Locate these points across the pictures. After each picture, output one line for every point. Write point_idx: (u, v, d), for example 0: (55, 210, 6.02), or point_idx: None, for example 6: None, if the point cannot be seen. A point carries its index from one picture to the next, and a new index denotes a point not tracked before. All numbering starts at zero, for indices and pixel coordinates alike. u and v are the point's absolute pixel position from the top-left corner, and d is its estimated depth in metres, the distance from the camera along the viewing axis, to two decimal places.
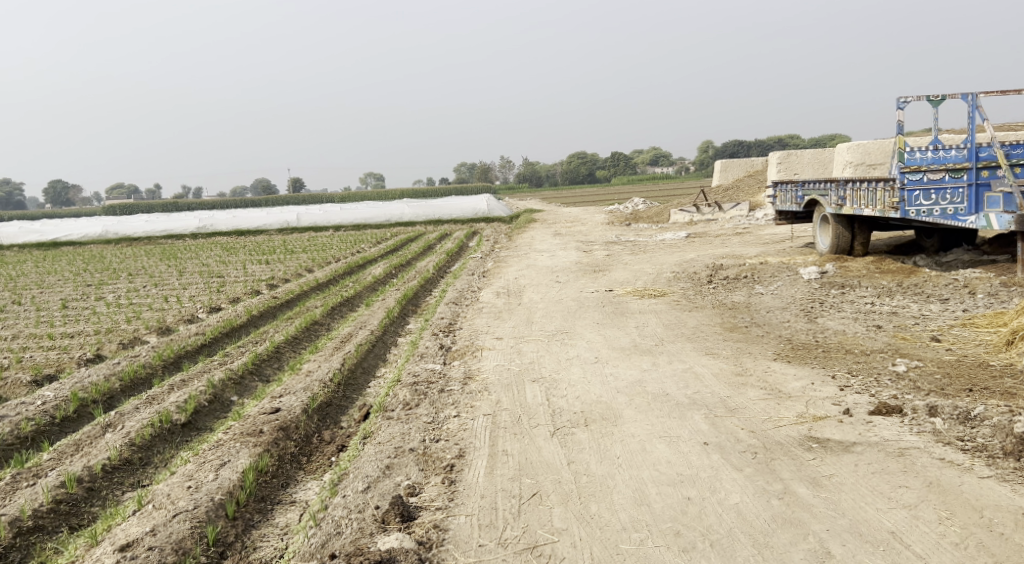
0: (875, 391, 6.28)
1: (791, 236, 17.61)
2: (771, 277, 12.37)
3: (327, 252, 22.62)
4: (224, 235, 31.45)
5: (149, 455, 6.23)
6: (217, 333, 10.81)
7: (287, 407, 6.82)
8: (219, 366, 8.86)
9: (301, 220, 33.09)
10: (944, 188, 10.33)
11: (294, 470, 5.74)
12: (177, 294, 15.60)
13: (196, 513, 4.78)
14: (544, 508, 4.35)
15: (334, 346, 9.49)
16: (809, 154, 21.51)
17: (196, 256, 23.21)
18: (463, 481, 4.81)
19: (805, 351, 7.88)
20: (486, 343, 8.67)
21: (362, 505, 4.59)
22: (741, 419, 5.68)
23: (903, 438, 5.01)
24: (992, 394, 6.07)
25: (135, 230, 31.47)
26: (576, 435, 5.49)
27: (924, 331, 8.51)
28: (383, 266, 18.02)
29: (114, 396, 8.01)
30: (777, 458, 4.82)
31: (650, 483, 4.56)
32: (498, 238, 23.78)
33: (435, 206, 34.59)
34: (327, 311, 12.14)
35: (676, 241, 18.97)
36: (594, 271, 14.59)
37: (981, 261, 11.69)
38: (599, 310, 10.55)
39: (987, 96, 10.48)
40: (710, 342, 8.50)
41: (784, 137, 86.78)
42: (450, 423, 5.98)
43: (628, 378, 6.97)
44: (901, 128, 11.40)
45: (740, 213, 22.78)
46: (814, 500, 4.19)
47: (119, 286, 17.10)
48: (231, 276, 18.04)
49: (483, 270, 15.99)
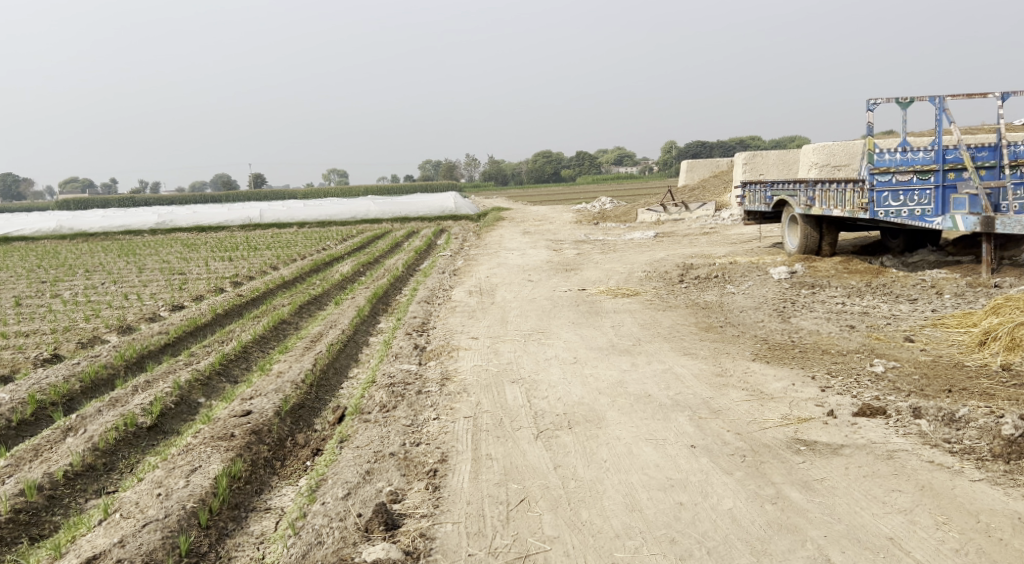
0: (856, 392, 6.26)
1: (759, 236, 17.73)
2: (742, 277, 12.39)
3: (291, 249, 22.29)
4: (185, 232, 30.85)
5: (114, 460, 5.97)
6: (181, 332, 10.50)
7: (258, 409, 6.60)
8: (184, 367, 8.58)
9: (264, 217, 32.59)
10: (911, 190, 10.39)
11: (269, 476, 5.54)
12: (137, 291, 15.19)
13: (168, 522, 4.57)
14: (533, 515, 4.23)
15: (305, 346, 9.27)
16: (774, 155, 21.69)
17: (156, 253, 22.68)
18: (447, 487, 4.66)
19: (783, 351, 7.86)
20: (462, 344, 8.53)
21: (344, 513, 4.42)
22: (726, 421, 5.61)
23: (890, 440, 4.98)
24: (972, 394, 6.08)
25: (91, 225, 30.72)
26: (561, 437, 5.38)
27: (897, 331, 8.55)
28: (351, 263, 17.76)
29: (74, 399, 7.70)
30: (766, 461, 4.76)
31: (640, 488, 4.46)
32: (466, 236, 23.66)
33: (400, 203, 34.29)
34: (295, 310, 11.88)
35: (645, 240, 19.01)
36: (566, 270, 14.52)
37: (947, 262, 11.84)
38: (574, 310, 10.45)
39: (955, 98, 10.60)
40: (687, 342, 8.45)
41: (747, 137, 87.79)
42: (430, 426, 5.84)
43: (608, 379, 6.88)
44: (870, 129, 11.49)
45: (707, 213, 22.91)
46: (808, 504, 4.13)
47: (75, 283, 16.61)
48: (193, 273, 17.63)
49: (453, 268, 15.82)
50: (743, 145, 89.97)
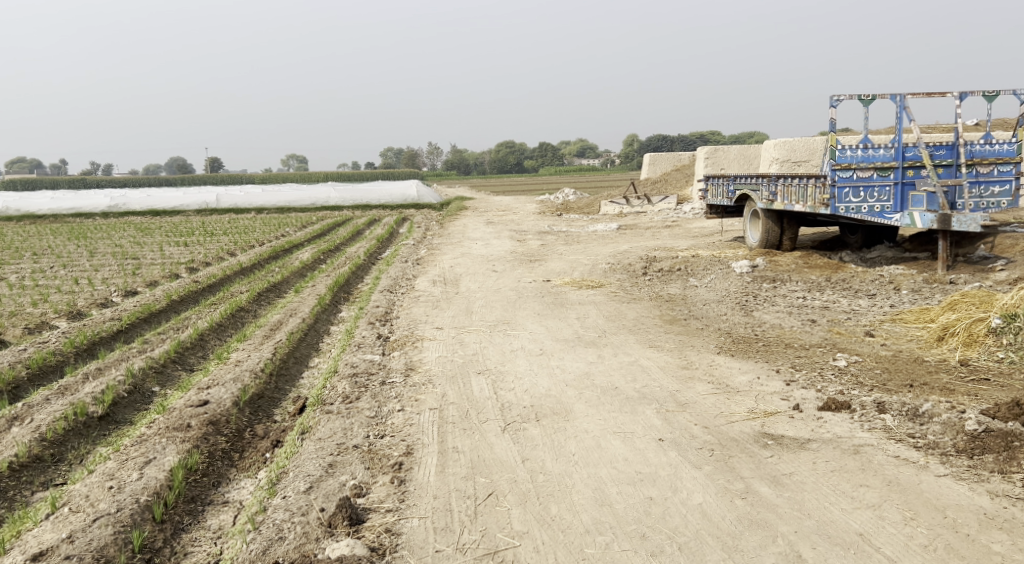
0: (820, 386, 6.29)
1: (721, 229, 17.86)
2: (704, 270, 12.45)
3: (249, 236, 21.89)
4: (139, 216, 30.14)
5: (62, 451, 5.74)
6: (135, 319, 10.20)
7: (215, 399, 6.41)
8: (137, 354, 8.31)
9: (220, 202, 31.94)
10: (872, 186, 10.49)
11: (226, 468, 5.37)
12: (88, 276, 14.76)
13: (120, 517, 4.39)
14: (501, 510, 4.15)
15: (263, 335, 9.05)
16: (736, 150, 21.87)
17: (108, 237, 22.08)
18: (414, 480, 4.56)
19: (746, 344, 7.89)
20: (426, 334, 8.42)
21: (306, 507, 4.30)
22: (693, 414, 5.59)
23: (856, 434, 5.00)
24: (932, 389, 6.14)
25: (39, 207, 29.84)
26: (528, 430, 5.31)
27: (857, 326, 8.63)
28: (311, 251, 17.49)
29: (20, 387, 7.42)
30: (735, 455, 4.74)
31: (609, 482, 4.41)
32: (428, 225, 23.49)
33: (361, 191, 33.91)
34: (253, 297, 11.62)
35: (608, 232, 19.04)
36: (530, 260, 14.45)
37: (904, 259, 12.02)
38: (539, 301, 10.39)
39: (916, 96, 10.74)
40: (652, 334, 8.44)
41: (708, 133, 88.68)
42: (394, 417, 5.72)
43: (575, 371, 6.83)
44: (833, 125, 11.59)
45: (669, 206, 23.03)
46: (778, 499, 4.12)
47: (22, 266, 16.07)
48: (147, 258, 17.19)
49: (415, 257, 15.65)
50: (703, 140, 90.88)
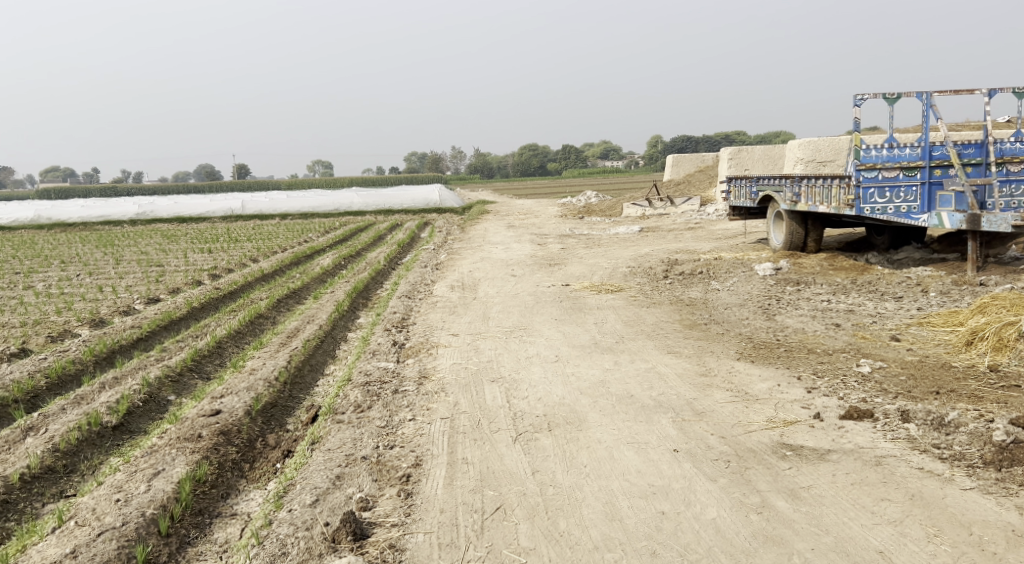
0: (843, 394, 6.11)
1: (744, 232, 17.62)
2: (726, 273, 12.25)
3: (272, 241, 22.01)
4: (166, 222, 30.46)
5: (74, 462, 5.73)
6: (155, 326, 10.24)
7: (228, 409, 6.37)
8: (155, 363, 8.32)
9: (245, 208, 32.19)
10: (898, 186, 10.24)
11: (236, 479, 5.32)
12: (113, 283, 14.89)
13: (125, 531, 4.35)
14: (508, 525, 4.06)
15: (280, 342, 9.02)
16: (760, 150, 21.58)
17: (134, 244, 22.33)
18: (420, 494, 4.48)
19: (767, 350, 7.71)
20: (442, 340, 8.35)
21: (311, 522, 4.25)
22: (710, 424, 5.45)
23: (878, 445, 4.83)
24: (960, 397, 5.94)
25: (69, 214, 30.28)
26: (540, 440, 5.21)
27: (882, 330, 8.41)
28: (332, 256, 17.52)
29: (38, 396, 7.45)
30: (751, 467, 4.59)
31: (620, 496, 4.29)
32: (450, 229, 23.47)
33: (384, 195, 34.01)
34: (273, 304, 11.64)
35: (630, 235, 18.87)
36: (550, 265, 14.34)
37: (932, 260, 11.73)
38: (557, 306, 10.28)
39: (942, 94, 10.49)
40: (671, 340, 8.29)
41: (733, 133, 88.00)
42: (405, 427, 5.64)
43: (590, 379, 6.70)
44: (857, 125, 11.36)
45: (692, 207, 22.80)
46: (794, 515, 3.97)
47: (50, 274, 16.27)
48: (171, 265, 17.33)
49: (435, 262, 15.60)
50: (728, 141, 90.15)
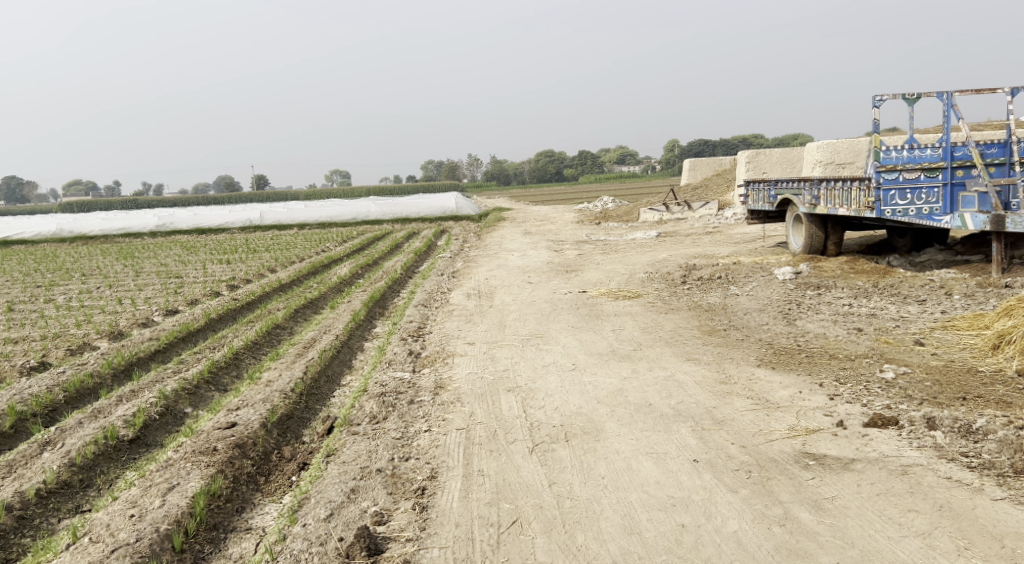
0: (866, 400, 5.98)
1: (763, 235, 17.45)
2: (745, 278, 12.12)
3: (290, 251, 22.11)
4: (185, 234, 30.68)
5: (91, 476, 5.72)
6: (172, 338, 10.26)
7: (244, 421, 6.34)
8: (171, 375, 8.33)
9: (263, 219, 32.35)
10: (919, 188, 10.11)
11: (251, 493, 5.29)
12: (132, 295, 14.99)
13: (138, 547, 4.33)
14: (524, 539, 4.00)
15: (296, 353, 9.01)
16: (778, 153, 21.39)
17: (154, 256, 22.50)
18: (436, 507, 4.42)
19: (788, 356, 7.59)
20: (458, 350, 8.30)
21: (324, 536, 4.21)
22: (730, 432, 5.35)
23: (904, 453, 4.70)
24: (987, 403, 5.79)
25: (90, 228, 30.61)
26: (557, 451, 5.13)
27: (906, 334, 8.25)
28: (349, 265, 17.55)
29: (56, 410, 7.47)
30: (774, 477, 4.49)
31: (639, 508, 4.21)
32: (466, 237, 23.47)
33: (400, 203, 34.10)
34: (290, 314, 11.64)
35: (647, 240, 18.74)
36: (566, 271, 14.27)
37: (955, 262, 11.54)
38: (574, 313, 10.20)
39: (963, 94, 10.33)
40: (690, 346, 8.19)
41: (750, 135, 87.55)
42: (420, 438, 5.59)
43: (608, 387, 6.62)
44: (876, 126, 11.22)
45: (709, 211, 22.63)
46: (818, 527, 3.87)
47: (70, 287, 16.42)
48: (189, 277, 17.43)
49: (452, 270, 15.57)
50: (746, 144, 89.72)
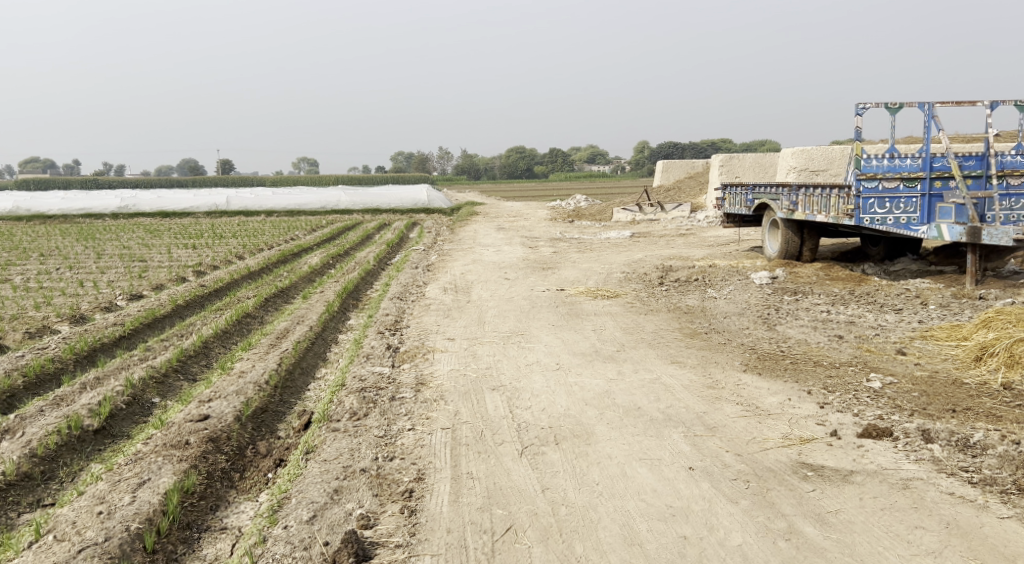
0: (857, 410, 5.91)
1: (737, 239, 17.47)
2: (722, 281, 12.07)
3: (258, 238, 21.66)
4: (149, 217, 29.96)
5: (53, 469, 5.42)
6: (138, 324, 9.89)
7: (216, 414, 6.07)
8: (138, 362, 7.99)
9: (230, 204, 31.66)
10: (898, 197, 10.06)
11: (225, 489, 5.04)
12: (94, 278, 14.50)
13: (107, 547, 4.08)
14: (521, 548, 3.85)
15: (269, 343, 8.72)
16: (751, 158, 21.45)
17: (117, 238, 21.92)
18: (425, 511, 4.23)
19: (773, 361, 7.51)
20: (437, 345, 8.10)
21: (308, 541, 4.01)
22: (723, 439, 5.23)
23: (903, 466, 4.63)
24: (977, 416, 5.75)
25: (49, 207, 29.76)
26: (548, 455, 4.96)
27: (887, 343, 8.22)
28: (321, 255, 17.20)
29: (15, 396, 7.13)
30: (773, 488, 4.37)
31: (638, 517, 4.08)
32: (438, 230, 23.19)
33: (371, 194, 33.66)
34: (261, 303, 11.32)
35: (621, 240, 18.68)
36: (542, 268, 14.13)
37: (930, 272, 11.61)
38: (554, 311, 10.05)
39: (945, 105, 10.35)
40: (673, 348, 8.08)
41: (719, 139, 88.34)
42: (404, 437, 5.38)
43: (594, 389, 6.45)
44: (857, 134, 11.22)
45: (682, 214, 22.64)
46: (825, 542, 3.81)
47: (28, 267, 15.86)
48: (154, 261, 16.95)
49: (426, 263, 15.29)
50: (715, 148, 90.43)
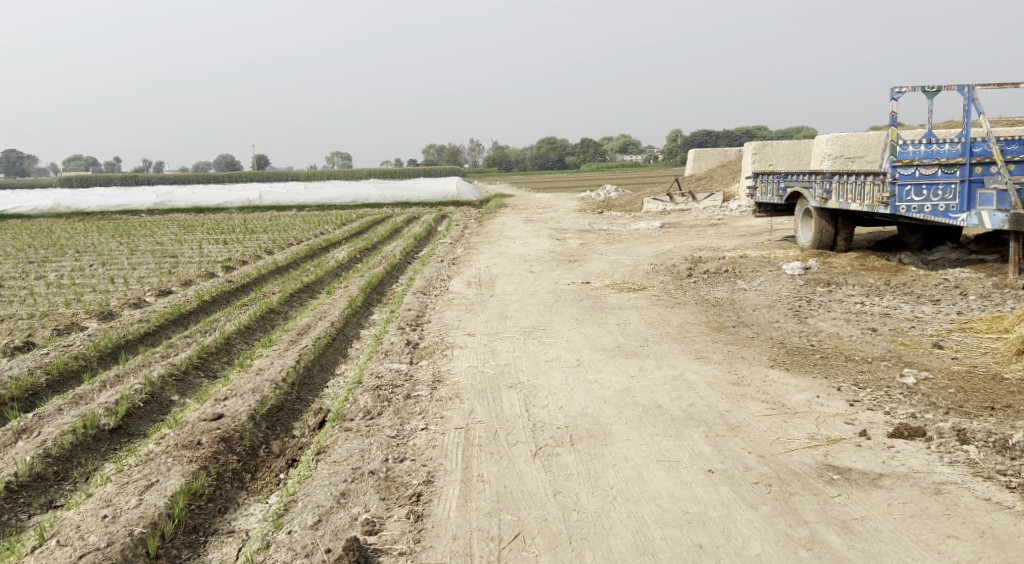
0: (889, 408, 5.65)
1: (769, 229, 17.08)
2: (752, 272, 11.77)
3: (289, 233, 21.72)
4: (183, 213, 30.24)
5: (67, 468, 5.40)
6: (163, 320, 9.92)
7: (231, 413, 6.00)
8: (160, 359, 7.99)
9: (262, 199, 31.87)
10: (936, 184, 9.66)
11: (235, 491, 4.96)
12: (125, 274, 14.62)
13: (109, 553, 4.02)
14: (528, 557, 3.70)
15: (290, 339, 8.66)
16: (785, 145, 20.98)
17: (150, 234, 22.13)
18: (432, 516, 4.10)
19: (802, 356, 7.25)
20: (457, 341, 7.96)
21: (311, 547, 3.91)
22: (746, 440, 5.02)
23: (935, 469, 4.38)
24: (1016, 414, 5.46)
25: (87, 204, 30.19)
26: (562, 456, 4.80)
27: (923, 336, 7.90)
28: (347, 249, 17.16)
29: (37, 394, 7.15)
30: (796, 493, 4.16)
31: (651, 524, 3.91)
32: (467, 223, 23.08)
33: (401, 186, 33.66)
34: (285, 298, 11.29)
35: (651, 231, 18.38)
36: (569, 260, 13.91)
37: (970, 261, 11.19)
38: (578, 305, 9.86)
39: (984, 88, 9.95)
40: (699, 343, 7.86)
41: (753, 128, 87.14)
42: (416, 437, 5.26)
43: (614, 387, 6.27)
44: (893, 119, 10.85)
45: (714, 204, 22.24)
46: (849, 553, 3.61)
47: (62, 264, 16.04)
48: (184, 256, 17.04)
49: (452, 257, 15.17)
50: (748, 136, 88.95)
